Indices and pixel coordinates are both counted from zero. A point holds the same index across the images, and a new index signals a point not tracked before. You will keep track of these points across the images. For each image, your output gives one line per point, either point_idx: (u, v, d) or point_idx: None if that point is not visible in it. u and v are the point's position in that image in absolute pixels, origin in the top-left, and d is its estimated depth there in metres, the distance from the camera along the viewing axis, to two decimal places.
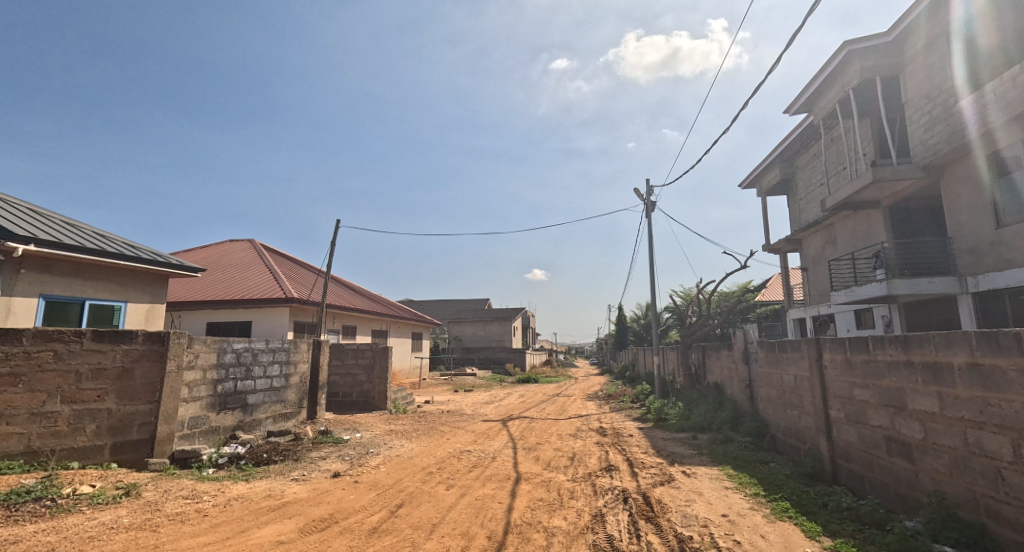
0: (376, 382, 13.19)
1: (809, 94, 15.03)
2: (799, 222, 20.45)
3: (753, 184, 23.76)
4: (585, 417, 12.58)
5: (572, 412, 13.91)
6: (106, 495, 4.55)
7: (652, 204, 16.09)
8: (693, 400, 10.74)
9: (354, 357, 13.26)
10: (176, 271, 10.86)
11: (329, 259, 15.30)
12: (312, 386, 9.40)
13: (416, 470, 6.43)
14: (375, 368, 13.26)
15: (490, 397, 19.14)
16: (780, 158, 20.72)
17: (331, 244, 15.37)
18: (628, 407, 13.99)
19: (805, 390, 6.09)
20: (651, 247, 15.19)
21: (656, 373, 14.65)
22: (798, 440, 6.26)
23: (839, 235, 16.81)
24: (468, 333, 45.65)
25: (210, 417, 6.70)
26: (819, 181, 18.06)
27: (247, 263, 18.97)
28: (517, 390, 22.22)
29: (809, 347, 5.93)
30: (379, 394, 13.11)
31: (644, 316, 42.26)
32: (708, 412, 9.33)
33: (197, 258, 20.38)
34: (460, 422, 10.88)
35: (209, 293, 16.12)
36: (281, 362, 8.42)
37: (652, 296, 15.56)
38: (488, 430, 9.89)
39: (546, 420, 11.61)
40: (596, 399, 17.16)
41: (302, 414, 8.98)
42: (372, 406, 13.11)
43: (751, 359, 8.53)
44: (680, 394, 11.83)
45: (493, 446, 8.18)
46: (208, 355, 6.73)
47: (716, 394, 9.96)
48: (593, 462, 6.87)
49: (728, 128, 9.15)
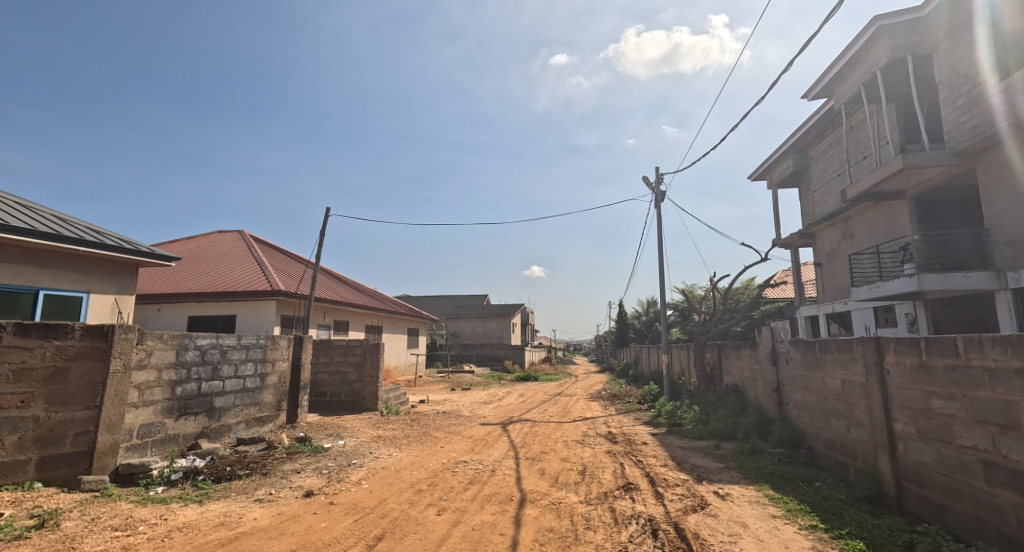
0: (367, 381, 12.31)
1: (831, 77, 14.14)
2: (813, 216, 19.60)
3: (764, 176, 22.87)
4: (592, 421, 11.71)
5: (576, 414, 13.08)
6: (13, 528, 3.68)
7: (661, 194, 15.23)
8: (710, 403, 9.89)
9: (343, 355, 12.39)
10: (147, 260, 9.94)
11: (319, 249, 14.39)
12: (292, 387, 8.52)
13: (404, 487, 5.56)
14: (366, 366, 12.38)
15: (489, 397, 18.28)
16: (794, 149, 19.85)
17: (321, 234, 14.45)
18: (635, 408, 13.14)
19: (857, 398, 5.24)
20: (661, 239, 14.34)
21: (666, 373, 13.78)
22: (847, 455, 5.41)
23: (858, 229, 15.96)
24: (467, 329, 44.96)
25: (166, 424, 5.82)
26: (836, 173, 17.20)
27: (234, 254, 18.05)
28: (517, 389, 21.39)
29: (864, 348, 5.08)
30: (370, 394, 12.24)
31: (646, 313, 41.52)
32: (729, 418, 8.48)
33: (182, 249, 19.46)
34: (456, 426, 10.03)
35: (192, 285, 15.20)
36: (256, 360, 7.54)
37: (661, 291, 14.72)
38: (486, 435, 9.02)
39: (550, 424, 10.73)
40: (599, 399, 16.33)
41: (280, 417, 8.10)
42: (363, 407, 12.23)
43: (780, 360, 7.67)
44: (694, 397, 10.96)
45: (493, 457, 7.31)
46: (164, 353, 5.85)
47: (736, 398, 9.10)
48: (607, 478, 6.02)
49: (760, 101, 8.26)
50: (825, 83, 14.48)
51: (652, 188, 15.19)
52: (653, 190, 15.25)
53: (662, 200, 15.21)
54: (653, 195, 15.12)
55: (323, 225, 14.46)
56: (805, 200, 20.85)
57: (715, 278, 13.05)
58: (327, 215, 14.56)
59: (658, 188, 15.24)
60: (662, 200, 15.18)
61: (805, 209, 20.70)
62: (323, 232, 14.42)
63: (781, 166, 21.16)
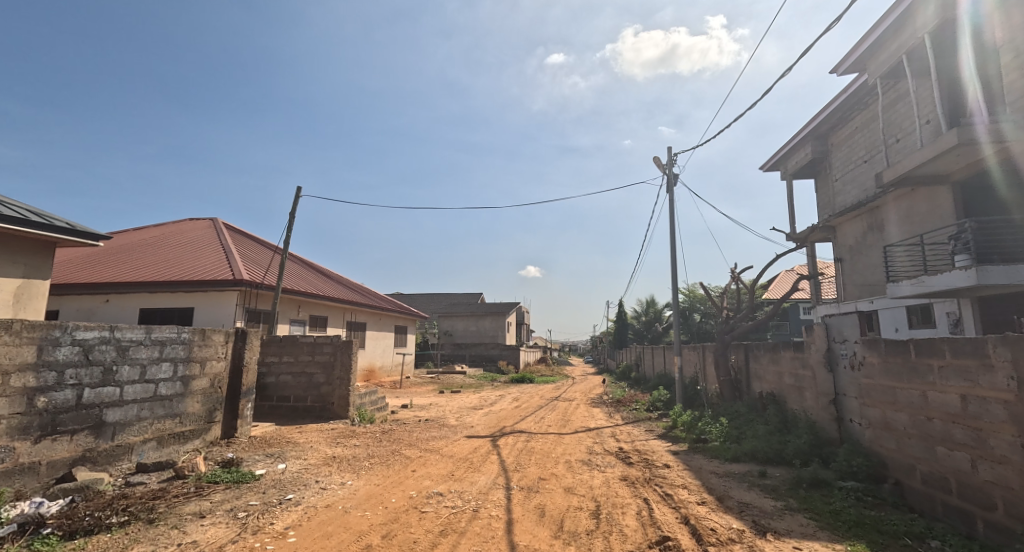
0: (336, 384, 10.64)
1: (867, 47, 12.67)
2: (833, 208, 18.19)
3: (777, 166, 21.46)
4: (597, 433, 10.09)
5: (577, 424, 11.50)
6: None
7: (674, 178, 13.70)
8: (740, 415, 8.30)
9: (310, 354, 10.75)
10: (68, 236, 8.26)
11: (288, 234, 12.71)
12: (231, 394, 6.83)
13: (347, 541, 3.94)
14: (335, 367, 10.72)
15: (480, 401, 16.67)
16: (813, 135, 18.43)
17: (291, 216, 12.79)
18: (645, 418, 11.56)
19: (996, 423, 3.67)
20: (674, 228, 12.79)
21: (678, 377, 12.21)
22: (976, 502, 3.82)
23: (888, 220, 14.57)
24: (460, 328, 43.29)
25: (17, 449, 4.15)
26: (864, 159, 15.80)
27: (200, 242, 16.35)
28: (511, 392, 19.79)
29: (1014, 350, 3.51)
30: (340, 400, 10.58)
31: (645, 312, 40.14)
32: (770, 435, 6.89)
33: (145, 235, 17.73)
34: (437, 439, 8.40)
35: (146, 274, 13.50)
36: (175, 360, 5.86)
37: (673, 285, 13.25)
38: (471, 454, 7.37)
39: (549, 438, 9.14)
40: (602, 405, 14.78)
41: (212, 432, 6.43)
42: (331, 415, 10.57)
43: (841, 365, 6.11)
44: (719, 407, 9.36)
45: (477, 487, 5.68)
46: (18, 351, 4.19)
47: (776, 410, 7.50)
48: (631, 524, 4.43)
49: (816, 42, 6.75)
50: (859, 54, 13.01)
51: (664, 171, 13.64)
52: (666, 174, 13.73)
53: (676, 184, 13.69)
54: (666, 179, 13.59)
55: (294, 206, 12.79)
56: (822, 191, 19.44)
57: (736, 271, 11.57)
58: (298, 195, 12.88)
59: (671, 172, 13.71)
60: (675, 185, 13.65)
61: (823, 201, 19.25)
62: (293, 214, 12.76)
63: (798, 155, 19.70)
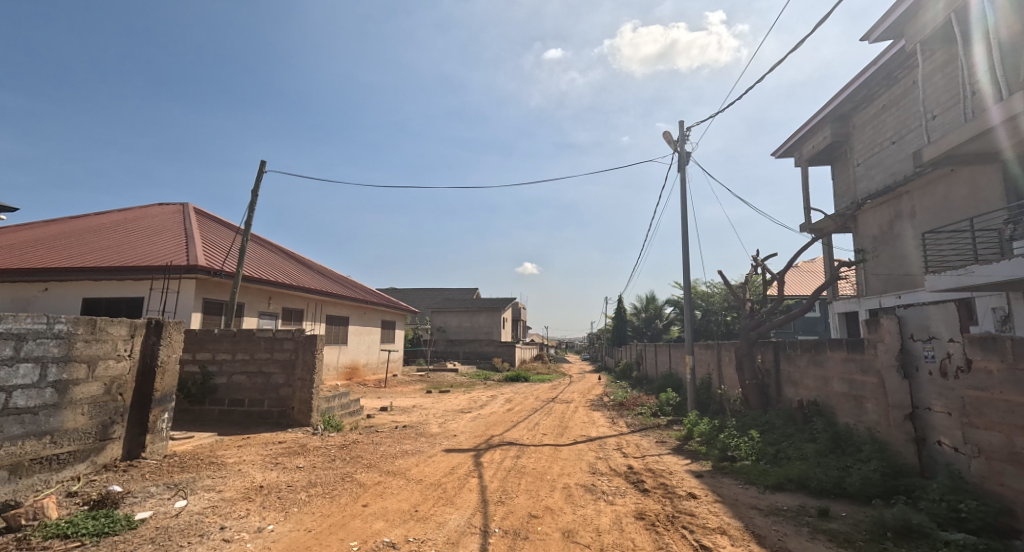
0: (296, 386, 9.17)
1: (909, 8, 11.21)
2: (854, 195, 16.92)
3: (791, 151, 20.04)
4: (599, 445, 8.65)
5: (576, 433, 10.09)
6: None
7: (687, 156, 12.24)
8: (773, 427, 6.88)
9: (268, 350, 9.30)
10: None
11: (250, 214, 11.22)
12: (138, 402, 5.35)
13: None
14: (297, 367, 9.24)
15: (469, 403, 15.23)
16: (833, 116, 17.01)
17: (253, 194, 11.29)
18: (653, 426, 10.18)
19: None
20: (685, 211, 11.38)
21: (691, 379, 10.89)
22: None
23: (920, 207, 13.28)
24: (453, 323, 41.81)
25: None
26: (895, 141, 14.50)
27: (162, 226, 14.84)
28: (504, 393, 18.36)
29: None
30: (301, 405, 9.10)
31: (646, 310, 39.16)
32: (822, 457, 5.45)
33: (104, 220, 16.19)
34: (407, 455, 6.95)
35: (91, 260, 12.04)
36: (42, 361, 4.37)
37: (683, 276, 11.87)
38: (445, 477, 5.92)
39: (544, 453, 7.69)
40: (603, 409, 13.39)
41: (107, 453, 4.96)
42: (291, 422, 9.10)
43: (926, 370, 4.67)
44: (743, 416, 7.94)
45: (445, 532, 4.21)
46: None
47: (824, 424, 6.06)
48: None
49: None
50: (899, 16, 11.54)
51: (676, 148, 12.19)
52: (678, 152, 12.29)
53: (688, 162, 12.24)
54: (678, 158, 12.14)
55: (256, 182, 11.28)
56: (840, 177, 18.05)
57: (757, 258, 10.22)
58: (261, 170, 11.37)
59: (683, 150, 12.27)
60: (687, 164, 12.20)
61: (841, 188, 17.94)
62: (256, 191, 11.26)
63: (814, 139, 18.35)
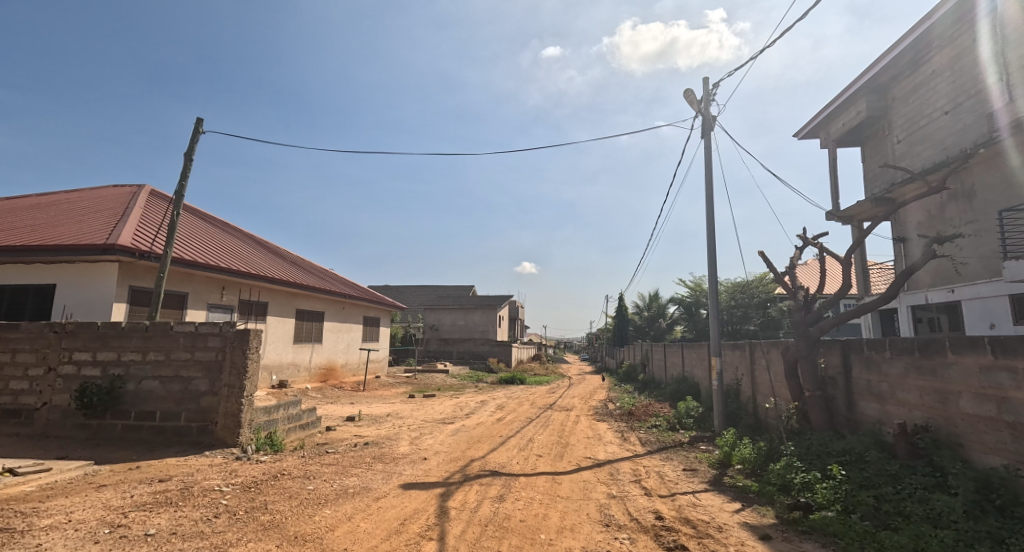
0: (222, 396, 7.16)
1: None
2: (891, 177, 15.02)
3: (817, 131, 18.04)
4: (610, 475, 6.61)
5: (579, 454, 8.12)
6: None
7: (710, 119, 10.26)
8: (861, 461, 4.89)
9: (188, 349, 7.31)
10: None
11: (182, 182, 9.19)
12: None
13: None
14: (223, 370, 7.21)
15: (454, 410, 13.25)
16: (870, 87, 15.00)
17: (188, 158, 9.26)
18: (675, 446, 8.21)
19: None
20: (711, 182, 9.44)
21: (719, 386, 8.97)
22: None
23: (983, 186, 11.44)
24: (446, 322, 39.75)
25: None
26: (948, 111, 12.65)
27: (100, 205, 12.82)
28: (496, 398, 16.39)
29: None
30: (225, 420, 7.07)
31: (649, 308, 37.30)
32: (975, 522, 3.46)
33: (38, 199, 14.14)
34: (345, 497, 4.94)
35: (0, 241, 10.07)
36: None
37: (709, 261, 9.88)
38: (387, 542, 3.89)
39: (537, 493, 5.62)
40: (609, 420, 11.43)
41: None
42: (214, 443, 7.07)
43: None
44: (804, 441, 5.93)
45: None
46: None
47: (957, 464, 4.08)
48: None
49: None
50: None
51: (699, 109, 10.21)
52: (700, 113, 10.31)
53: (713, 127, 10.26)
54: (700, 121, 10.16)
55: (191, 144, 9.24)
56: (874, 158, 16.07)
57: (805, 236, 8.26)
58: (198, 129, 9.35)
59: (707, 111, 10.29)
60: (711, 129, 10.22)
61: (875, 170, 16.03)
62: (191, 154, 9.23)
63: (845, 115, 16.34)
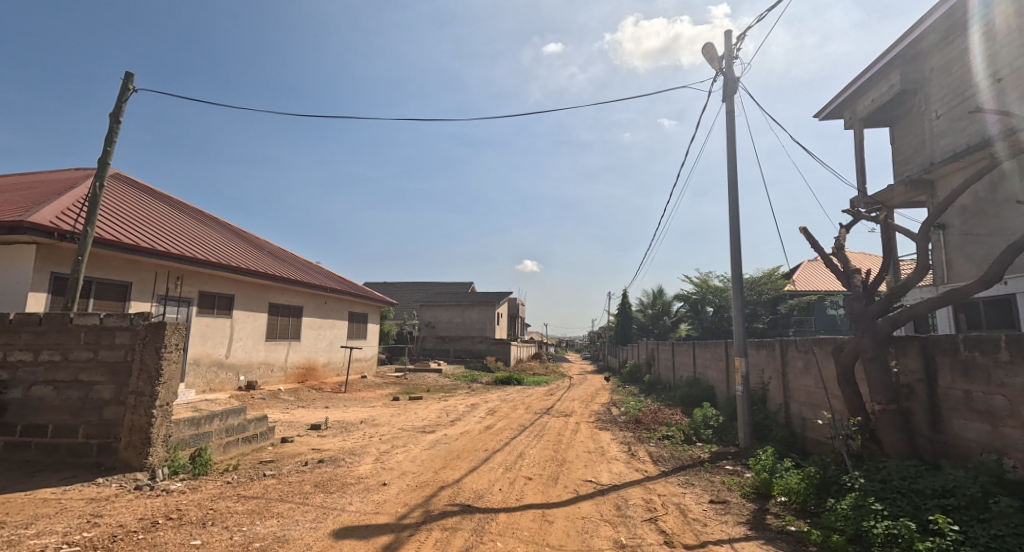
0: (128, 405, 5.69)
1: None
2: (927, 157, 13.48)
3: (841, 111, 16.48)
4: (616, 510, 5.13)
5: (577, 475, 6.63)
6: None
7: (733, 79, 8.76)
8: (979, 511, 3.43)
9: (90, 347, 5.85)
10: None
11: (107, 148, 7.71)
12: None
13: None
14: (130, 372, 5.75)
15: (440, 416, 11.80)
16: (905, 56, 13.44)
17: (114, 119, 7.76)
18: (694, 466, 6.71)
19: None
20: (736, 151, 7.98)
21: (746, 392, 7.47)
22: None
23: None
24: (444, 319, 38.29)
25: None
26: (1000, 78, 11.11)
27: (39, 185, 11.38)
28: (488, 401, 14.95)
29: None
30: (131, 437, 5.60)
31: (653, 306, 35.92)
32: None
33: None
34: None
35: None
36: None
37: (732, 244, 8.40)
38: None
39: (518, 543, 4.12)
40: (613, 428, 9.97)
41: None
42: (116, 466, 5.61)
43: None
44: (877, 471, 4.46)
45: None
46: None
47: None
48: None
49: None
50: None
51: (720, 68, 8.72)
52: (721, 73, 8.81)
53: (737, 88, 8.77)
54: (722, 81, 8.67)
55: (118, 103, 7.74)
56: (907, 137, 14.53)
57: (854, 211, 6.77)
58: (127, 85, 7.85)
59: (729, 71, 8.80)
60: (734, 90, 8.72)
61: (907, 151, 14.50)
62: (117, 115, 7.73)
63: (874, 90, 14.78)
